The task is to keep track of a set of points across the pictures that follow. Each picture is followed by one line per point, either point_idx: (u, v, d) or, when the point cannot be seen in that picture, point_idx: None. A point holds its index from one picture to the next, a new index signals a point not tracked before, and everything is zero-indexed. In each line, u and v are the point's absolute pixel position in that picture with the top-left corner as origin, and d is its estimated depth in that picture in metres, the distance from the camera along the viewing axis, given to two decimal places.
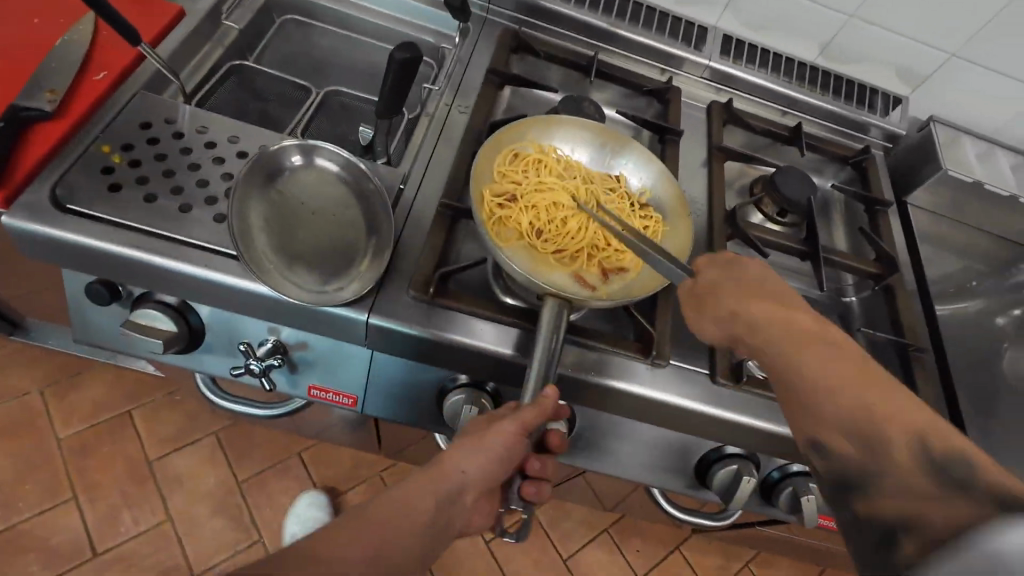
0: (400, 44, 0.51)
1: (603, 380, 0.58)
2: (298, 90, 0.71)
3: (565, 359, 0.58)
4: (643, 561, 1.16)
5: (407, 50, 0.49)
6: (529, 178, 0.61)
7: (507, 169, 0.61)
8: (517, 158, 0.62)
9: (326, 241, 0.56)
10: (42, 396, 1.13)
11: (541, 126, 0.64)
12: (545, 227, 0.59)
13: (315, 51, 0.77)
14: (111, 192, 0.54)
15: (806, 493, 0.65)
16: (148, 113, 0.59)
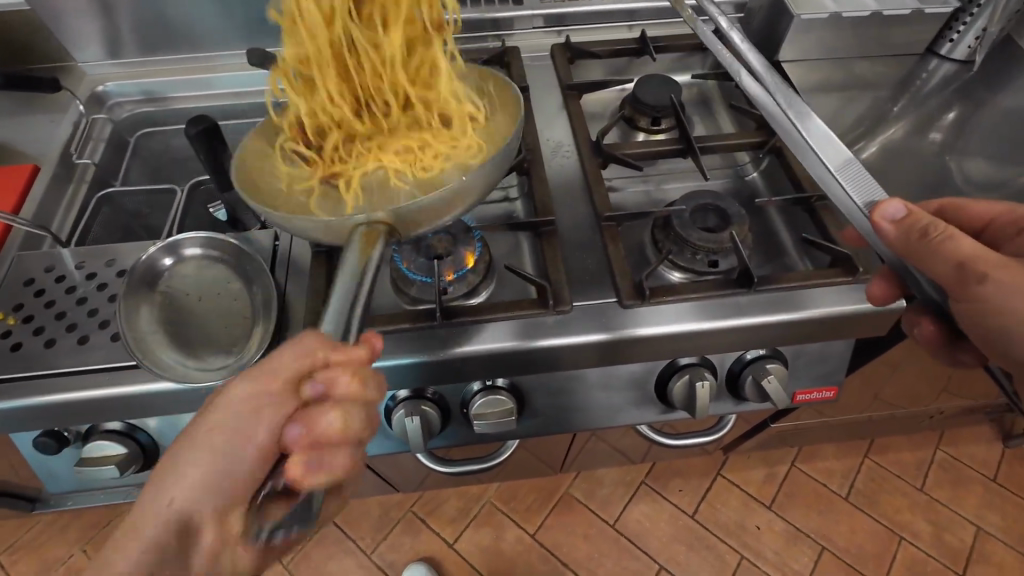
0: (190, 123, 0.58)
1: (514, 345, 0.58)
2: (167, 193, 0.76)
3: (474, 339, 0.59)
4: (691, 498, 1.18)
5: (192, 120, 0.56)
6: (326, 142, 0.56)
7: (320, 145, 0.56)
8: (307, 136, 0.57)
9: (220, 319, 0.59)
10: (84, 553, 1.13)
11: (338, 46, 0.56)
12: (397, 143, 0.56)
13: (180, 153, 0.85)
14: (14, 352, 0.57)
15: (766, 376, 0.64)
16: (27, 270, 0.63)
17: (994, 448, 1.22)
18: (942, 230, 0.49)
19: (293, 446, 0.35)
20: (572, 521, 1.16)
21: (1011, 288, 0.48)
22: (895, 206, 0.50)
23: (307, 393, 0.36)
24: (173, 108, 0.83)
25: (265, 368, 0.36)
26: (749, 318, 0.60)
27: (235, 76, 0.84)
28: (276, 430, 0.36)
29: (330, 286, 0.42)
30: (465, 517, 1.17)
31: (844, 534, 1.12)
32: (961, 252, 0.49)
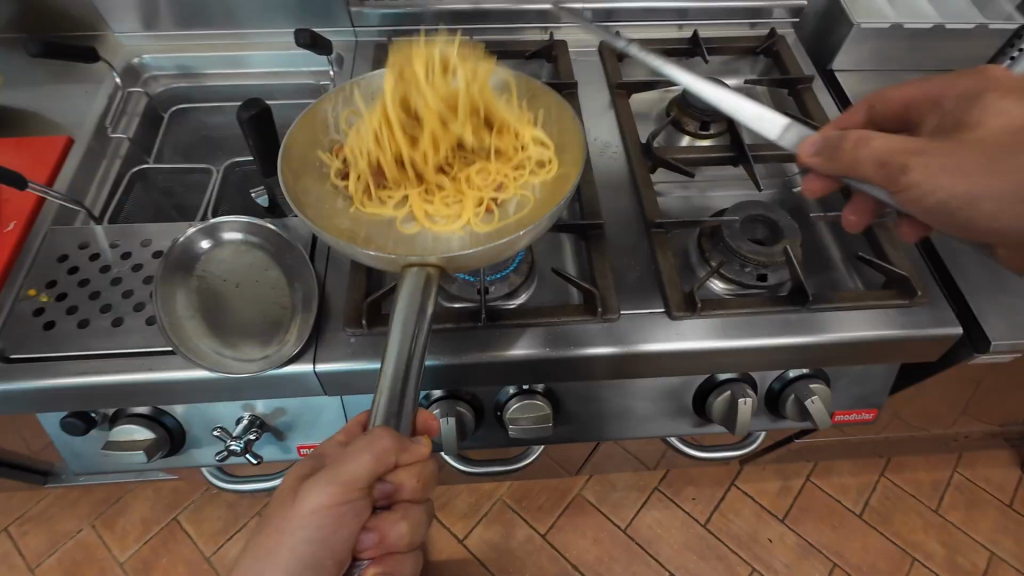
0: (243, 106, 0.56)
1: (557, 352, 0.56)
2: (203, 173, 0.75)
3: (517, 343, 0.57)
4: (703, 507, 1.17)
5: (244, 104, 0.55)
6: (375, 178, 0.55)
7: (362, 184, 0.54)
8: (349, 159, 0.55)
9: (257, 308, 0.58)
10: (95, 528, 1.13)
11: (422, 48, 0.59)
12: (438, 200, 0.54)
13: (218, 133, 0.84)
14: (48, 331, 0.55)
15: (809, 397, 0.62)
16: (60, 246, 0.61)
17: (1012, 473, 1.20)
18: (851, 136, 0.47)
19: (366, 551, 0.39)
20: (582, 523, 1.15)
21: (944, 167, 0.44)
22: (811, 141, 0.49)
23: (376, 492, 0.39)
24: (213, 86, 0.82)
25: (339, 478, 0.37)
26: (800, 337, 0.58)
27: (276, 56, 0.82)
28: (352, 539, 0.38)
29: (348, 557, 0.39)
30: (476, 513, 1.16)
31: (856, 551, 1.11)
32: (876, 150, 0.46)
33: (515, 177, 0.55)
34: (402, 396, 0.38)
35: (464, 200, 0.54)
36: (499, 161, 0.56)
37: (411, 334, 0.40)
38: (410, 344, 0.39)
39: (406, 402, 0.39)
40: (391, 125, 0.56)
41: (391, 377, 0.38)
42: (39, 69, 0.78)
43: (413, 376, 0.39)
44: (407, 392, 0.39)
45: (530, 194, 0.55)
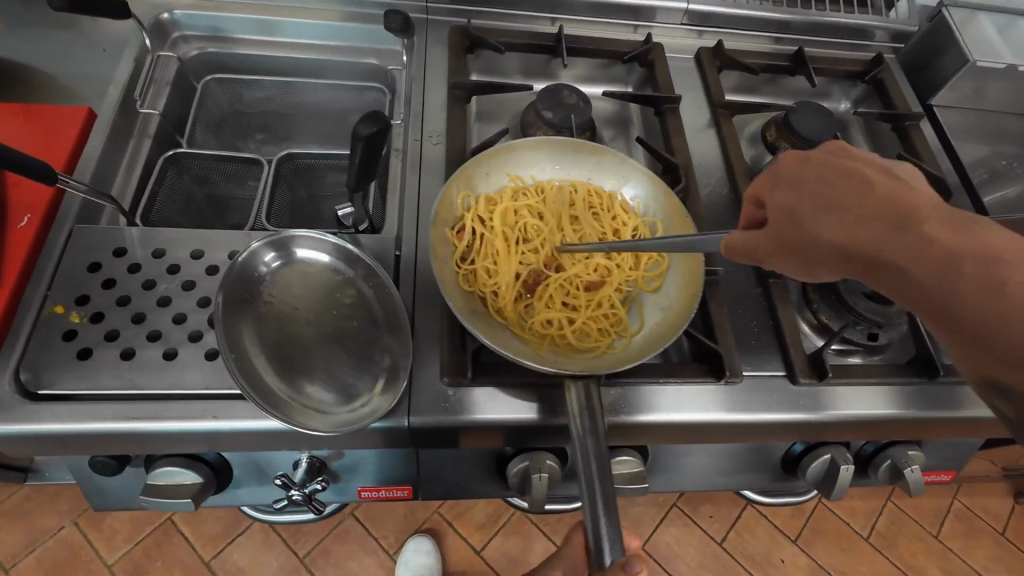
0: (363, 116, 0.42)
1: (675, 417, 0.50)
2: (247, 164, 0.65)
3: (637, 406, 0.50)
4: (720, 525, 1.17)
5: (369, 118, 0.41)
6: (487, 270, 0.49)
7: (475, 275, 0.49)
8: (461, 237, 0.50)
9: (338, 345, 0.49)
10: (79, 526, 1.04)
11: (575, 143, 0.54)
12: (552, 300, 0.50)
13: (262, 111, 0.74)
14: (82, 361, 0.45)
15: (909, 464, 0.60)
16: (90, 251, 0.50)
17: (1005, 502, 1.26)
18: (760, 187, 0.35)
19: None
20: None
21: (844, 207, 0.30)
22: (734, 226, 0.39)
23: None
24: (255, 56, 0.70)
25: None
26: (925, 411, 0.54)
27: (310, 24, 0.68)
28: None
29: None
30: (493, 523, 1.12)
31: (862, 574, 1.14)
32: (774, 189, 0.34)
33: (630, 294, 0.52)
34: (596, 514, 0.37)
35: (583, 311, 0.49)
36: (622, 271, 0.51)
37: (592, 431, 0.41)
38: (589, 450, 0.40)
39: (604, 521, 0.37)
40: (507, 214, 0.51)
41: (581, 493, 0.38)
42: (47, 19, 0.65)
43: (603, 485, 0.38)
44: (604, 508, 0.37)
45: (645, 310, 0.50)
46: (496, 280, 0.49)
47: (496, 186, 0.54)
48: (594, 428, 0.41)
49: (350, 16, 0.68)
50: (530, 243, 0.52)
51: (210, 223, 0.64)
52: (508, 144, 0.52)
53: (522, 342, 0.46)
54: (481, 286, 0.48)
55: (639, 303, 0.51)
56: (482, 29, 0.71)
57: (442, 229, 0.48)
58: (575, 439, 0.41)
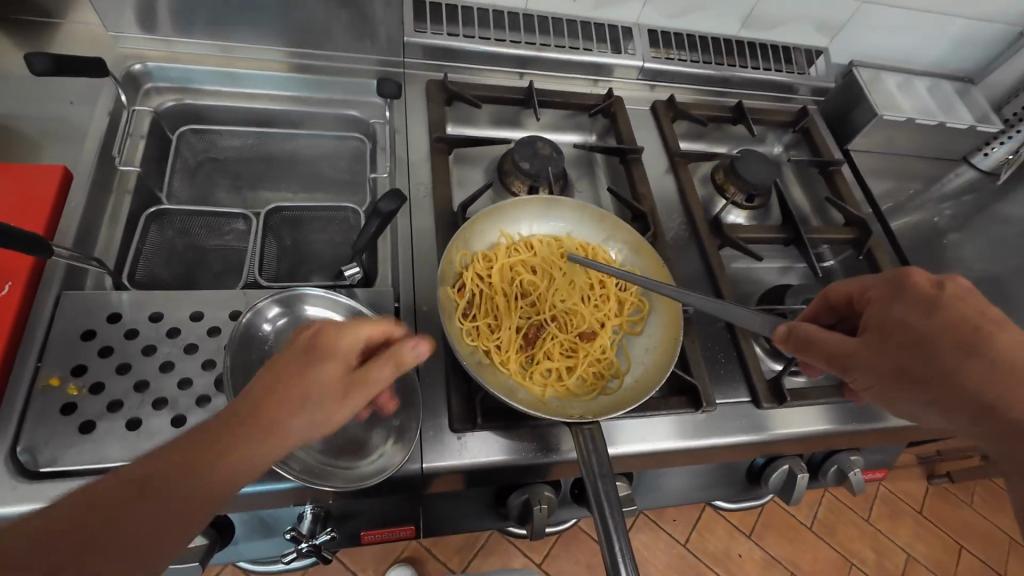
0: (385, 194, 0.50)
1: (659, 446, 0.57)
2: (232, 217, 0.64)
3: (624, 439, 0.57)
4: (683, 527, 1.26)
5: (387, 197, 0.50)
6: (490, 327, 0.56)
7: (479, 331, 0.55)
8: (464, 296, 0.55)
9: None
10: None
11: (558, 201, 0.61)
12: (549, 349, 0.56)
13: (238, 160, 0.72)
14: (85, 434, 0.44)
15: (852, 468, 0.69)
16: (83, 317, 0.49)
17: (921, 484, 1.43)
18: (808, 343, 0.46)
19: None
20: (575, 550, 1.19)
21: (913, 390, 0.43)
22: (782, 328, 0.46)
23: None
24: (231, 106, 0.70)
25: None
26: (861, 425, 0.63)
27: (283, 77, 0.71)
28: None
29: None
30: (472, 546, 1.15)
31: (809, 561, 1.26)
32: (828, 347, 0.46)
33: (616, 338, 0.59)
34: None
35: (581, 358, 0.56)
36: (610, 319, 0.59)
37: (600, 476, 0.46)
38: (612, 542, 0.43)
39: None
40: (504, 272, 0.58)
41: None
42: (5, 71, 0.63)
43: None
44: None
45: (631, 351, 0.58)
46: (498, 334, 0.55)
47: (489, 244, 0.60)
48: (612, 519, 0.44)
49: (332, 72, 0.72)
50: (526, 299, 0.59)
51: (193, 277, 0.62)
52: (500, 206, 0.59)
53: (529, 389, 0.52)
54: (486, 340, 0.54)
55: (626, 346, 0.58)
56: (457, 83, 0.75)
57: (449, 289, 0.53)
58: (600, 532, 0.44)
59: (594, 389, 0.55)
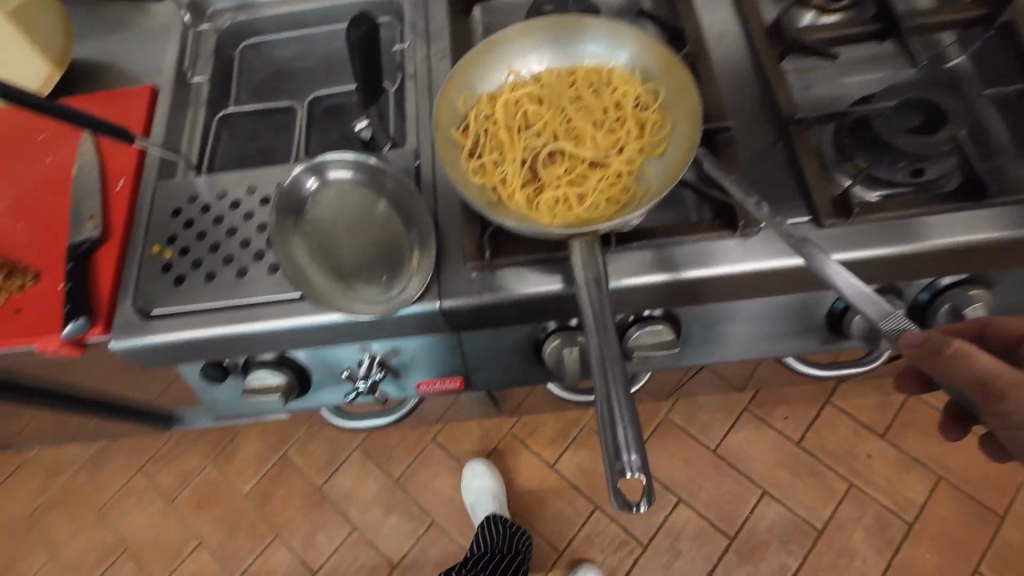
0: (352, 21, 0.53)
1: (711, 271, 0.51)
2: (279, 113, 0.71)
3: (663, 264, 0.52)
4: (796, 426, 1.17)
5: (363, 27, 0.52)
6: (494, 163, 0.52)
7: (483, 167, 0.51)
8: (464, 129, 0.53)
9: (375, 248, 0.55)
10: (215, 465, 1.26)
11: (565, 21, 0.55)
12: (558, 178, 0.51)
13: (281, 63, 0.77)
14: (178, 286, 0.56)
15: (972, 304, 0.54)
16: (171, 198, 0.60)
17: None
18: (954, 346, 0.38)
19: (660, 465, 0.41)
20: (672, 446, 1.18)
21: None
22: (915, 335, 0.40)
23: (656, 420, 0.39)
24: (279, 15, 0.77)
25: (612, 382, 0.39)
26: (985, 235, 0.50)
27: None
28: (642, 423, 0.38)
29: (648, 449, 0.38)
30: (564, 439, 1.21)
31: (962, 463, 1.10)
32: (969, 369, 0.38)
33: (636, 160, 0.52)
34: (615, 426, 0.37)
35: (593, 183, 0.50)
36: (628, 141, 0.51)
37: (595, 277, 0.44)
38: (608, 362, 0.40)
39: (625, 432, 0.37)
40: (506, 107, 0.53)
41: (600, 410, 0.39)
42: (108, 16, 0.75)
43: (626, 402, 0.38)
44: (624, 421, 0.38)
45: (653, 173, 0.50)
46: (502, 168, 0.51)
47: (496, 82, 0.56)
48: (612, 343, 0.40)
49: None
50: (534, 129, 0.53)
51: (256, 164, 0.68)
52: (499, 36, 0.55)
53: (535, 217, 0.49)
54: (491, 176, 0.51)
55: (647, 169, 0.51)
56: None
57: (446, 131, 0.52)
58: (594, 353, 0.40)
59: (607, 214, 0.49)
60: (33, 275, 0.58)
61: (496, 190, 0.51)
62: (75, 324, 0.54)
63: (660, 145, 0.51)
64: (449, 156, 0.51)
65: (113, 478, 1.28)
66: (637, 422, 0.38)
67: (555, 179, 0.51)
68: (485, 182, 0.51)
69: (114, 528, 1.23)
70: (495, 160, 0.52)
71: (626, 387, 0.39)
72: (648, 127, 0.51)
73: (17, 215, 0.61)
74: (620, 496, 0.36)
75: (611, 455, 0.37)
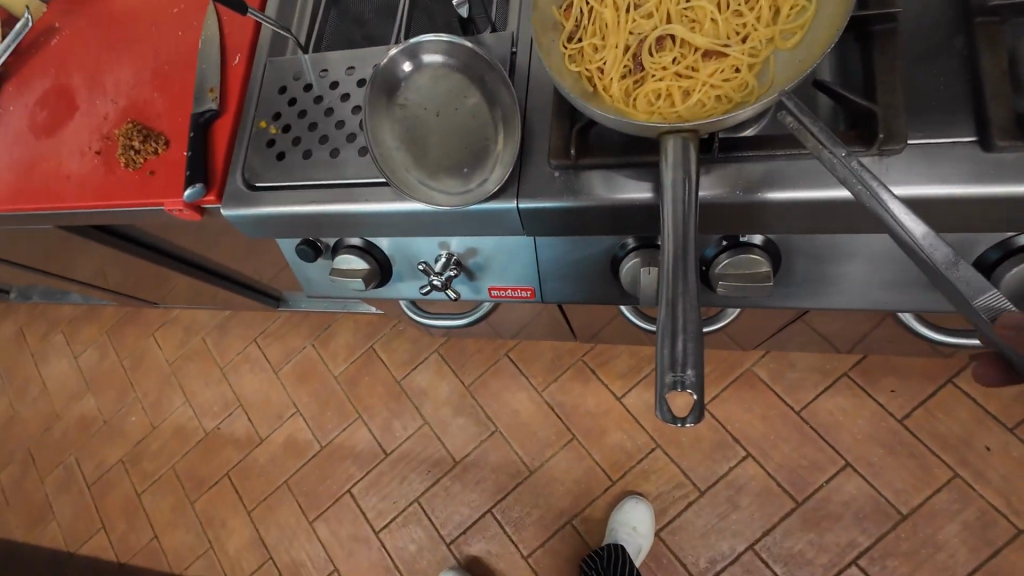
0: None
1: (825, 194, 0.44)
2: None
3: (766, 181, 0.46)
4: (902, 402, 1.05)
5: None
6: (593, 48, 0.46)
7: (580, 52, 0.46)
8: (565, 8, 0.48)
9: (461, 139, 0.54)
10: (313, 347, 1.42)
11: None
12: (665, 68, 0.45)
13: None
14: (279, 160, 0.59)
15: None
16: (279, 76, 0.63)
17: None
18: None
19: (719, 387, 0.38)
20: (750, 401, 1.12)
21: None
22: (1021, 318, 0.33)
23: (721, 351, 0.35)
24: None
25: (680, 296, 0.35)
26: None
27: None
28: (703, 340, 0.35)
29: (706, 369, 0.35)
30: (635, 375, 1.20)
31: None
32: None
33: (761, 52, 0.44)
34: (674, 337, 0.35)
35: (706, 75, 0.43)
36: (755, 27, 0.44)
37: (683, 176, 0.39)
38: (683, 270, 0.36)
39: (685, 344, 0.35)
40: None
41: (661, 319, 0.36)
42: None
43: (693, 315, 0.35)
44: (685, 333, 0.35)
45: (779, 68, 0.42)
46: (602, 53, 0.45)
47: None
48: (690, 256, 0.37)
49: None
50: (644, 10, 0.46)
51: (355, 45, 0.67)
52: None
53: (631, 111, 0.44)
54: (588, 63, 0.46)
55: (773, 62, 0.43)
56: None
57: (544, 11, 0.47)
58: (667, 263, 0.37)
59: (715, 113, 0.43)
60: (164, 141, 0.65)
61: (591, 79, 0.46)
62: (195, 185, 0.60)
63: (795, 33, 0.43)
64: (544, 38, 0.47)
65: (234, 344, 1.48)
66: (700, 338, 0.35)
67: (660, 70, 0.45)
68: (580, 69, 0.46)
69: (233, 385, 1.44)
70: (595, 44, 0.46)
71: (696, 298, 0.36)
72: (783, 11, 0.43)
73: (157, 87, 0.68)
74: (666, 408, 0.34)
75: (665, 366, 0.35)
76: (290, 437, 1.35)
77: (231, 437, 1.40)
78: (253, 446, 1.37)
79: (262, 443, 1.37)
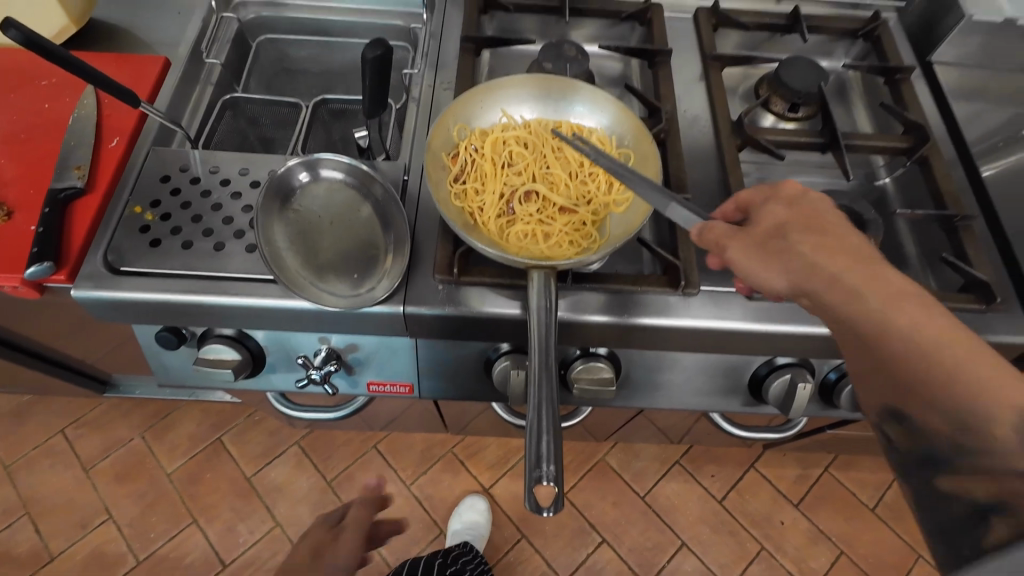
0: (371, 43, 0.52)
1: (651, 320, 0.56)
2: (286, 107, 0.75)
3: (606, 308, 0.57)
4: (721, 485, 1.23)
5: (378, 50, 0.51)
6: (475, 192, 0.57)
7: (465, 193, 0.57)
8: (455, 156, 0.58)
9: (352, 247, 0.59)
10: (143, 439, 1.23)
11: (561, 82, 0.61)
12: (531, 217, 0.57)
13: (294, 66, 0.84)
14: (153, 247, 0.58)
15: None
16: (163, 165, 0.63)
17: None
18: None
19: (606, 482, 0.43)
20: (603, 488, 1.22)
21: None
22: None
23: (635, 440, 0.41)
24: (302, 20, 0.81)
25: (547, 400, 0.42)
26: None
27: None
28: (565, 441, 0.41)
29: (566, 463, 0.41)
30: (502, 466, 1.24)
31: (863, 543, 1.17)
32: None
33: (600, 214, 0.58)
34: (540, 438, 0.41)
35: (560, 227, 0.56)
36: (596, 196, 0.58)
37: (546, 304, 0.48)
38: (546, 380, 0.44)
39: (548, 444, 0.41)
40: (495, 145, 0.59)
41: (530, 421, 0.42)
42: None
43: (553, 418, 0.42)
44: (548, 435, 0.41)
45: (613, 226, 0.56)
46: (482, 197, 0.56)
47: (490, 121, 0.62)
48: (552, 369, 0.44)
49: None
50: (516, 169, 0.59)
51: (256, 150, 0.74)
52: (498, 82, 0.60)
53: (504, 246, 0.54)
54: (470, 202, 0.56)
55: (609, 222, 0.56)
56: None
57: (436, 154, 0.56)
58: (534, 373, 0.44)
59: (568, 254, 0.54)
60: (6, 212, 0.59)
61: (473, 216, 0.56)
62: (40, 265, 0.55)
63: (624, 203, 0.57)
64: (436, 177, 0.56)
65: (33, 435, 1.23)
66: (560, 438, 0.42)
67: (527, 216, 0.57)
68: (464, 206, 0.56)
69: (21, 488, 1.17)
70: (477, 189, 0.57)
71: (556, 404, 0.43)
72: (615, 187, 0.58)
73: (6, 154, 0.63)
74: (533, 500, 0.40)
75: (532, 463, 0.40)
76: (95, 551, 1.12)
77: (7, 556, 1.11)
78: (39, 567, 1.10)
79: (53, 562, 1.11)
